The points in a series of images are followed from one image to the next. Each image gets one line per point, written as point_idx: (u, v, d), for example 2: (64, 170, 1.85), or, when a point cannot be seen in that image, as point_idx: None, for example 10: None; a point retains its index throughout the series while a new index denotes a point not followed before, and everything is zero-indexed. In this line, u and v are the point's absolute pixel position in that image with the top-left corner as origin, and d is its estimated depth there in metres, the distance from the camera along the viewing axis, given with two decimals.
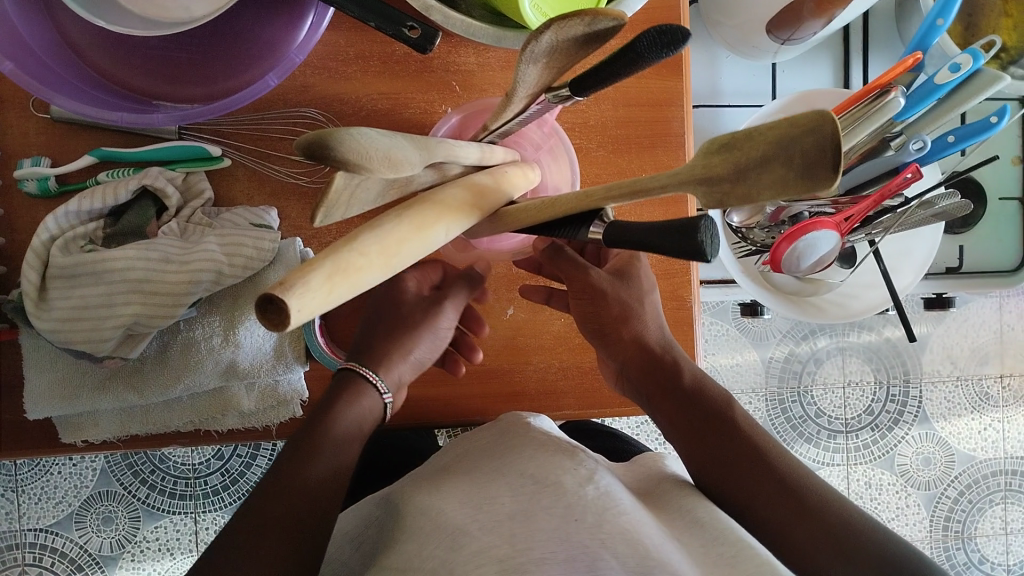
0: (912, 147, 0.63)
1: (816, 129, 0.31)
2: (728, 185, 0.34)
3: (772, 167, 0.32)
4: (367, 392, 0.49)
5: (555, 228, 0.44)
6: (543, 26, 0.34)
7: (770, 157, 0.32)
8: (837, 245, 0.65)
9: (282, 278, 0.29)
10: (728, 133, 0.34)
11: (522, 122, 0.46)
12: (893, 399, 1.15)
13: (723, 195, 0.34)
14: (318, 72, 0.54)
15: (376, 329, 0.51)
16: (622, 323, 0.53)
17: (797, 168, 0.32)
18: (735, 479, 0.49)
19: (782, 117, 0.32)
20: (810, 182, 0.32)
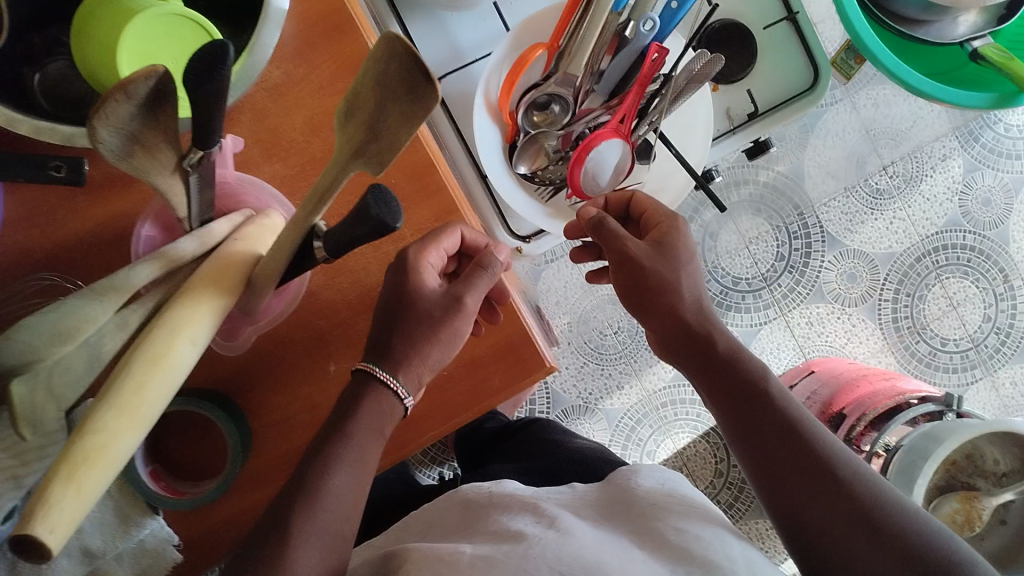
0: (644, 29, 0.59)
1: (394, 52, 0.33)
2: (373, 145, 0.36)
3: (390, 106, 0.35)
4: (387, 396, 0.50)
5: (295, 262, 0.44)
6: (87, 125, 0.33)
7: (382, 99, 0.35)
8: (626, 150, 0.64)
9: (23, 514, 0.32)
10: (344, 102, 0.36)
11: (209, 188, 0.45)
12: (796, 236, 1.15)
13: (377, 156, 0.36)
14: (29, 232, 0.51)
15: (393, 326, 0.51)
16: (657, 293, 0.57)
17: (403, 98, 0.34)
18: (751, 435, 0.52)
19: (366, 63, 0.34)
20: (419, 100, 0.33)
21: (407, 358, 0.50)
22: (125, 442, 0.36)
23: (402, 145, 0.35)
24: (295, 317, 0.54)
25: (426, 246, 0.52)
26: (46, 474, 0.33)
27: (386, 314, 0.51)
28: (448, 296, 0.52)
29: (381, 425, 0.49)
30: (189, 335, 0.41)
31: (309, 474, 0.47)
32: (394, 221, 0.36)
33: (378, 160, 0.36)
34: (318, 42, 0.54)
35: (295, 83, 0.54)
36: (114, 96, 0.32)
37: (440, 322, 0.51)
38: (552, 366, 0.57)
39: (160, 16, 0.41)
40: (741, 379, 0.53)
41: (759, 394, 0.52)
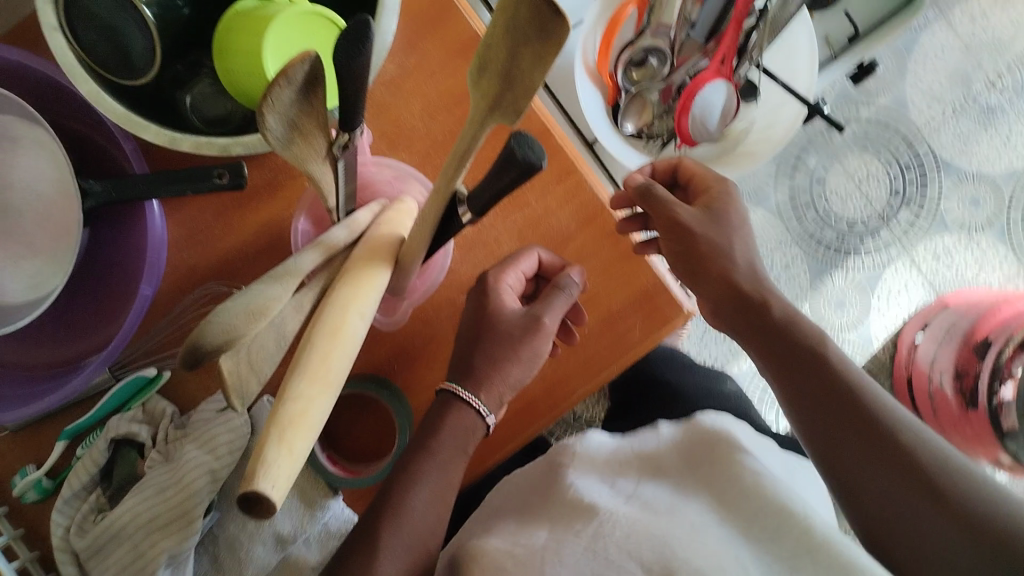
0: None
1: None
2: (510, 93, 0.38)
3: (522, 52, 0.36)
4: (463, 411, 0.51)
5: (440, 232, 0.47)
6: (257, 114, 0.36)
7: (515, 47, 0.36)
8: (732, 91, 0.64)
9: (246, 473, 0.34)
10: (477, 58, 0.38)
11: (351, 177, 0.48)
12: (908, 167, 1.11)
13: (513, 103, 0.38)
14: (192, 248, 0.55)
15: (477, 345, 0.52)
16: (709, 259, 0.55)
17: (535, 39, 0.35)
18: (844, 455, 0.47)
19: (495, 14, 0.36)
20: (550, 39, 0.35)
21: (485, 374, 0.51)
22: (319, 405, 0.38)
23: (536, 83, 0.37)
24: (439, 294, 0.57)
25: (502, 268, 0.54)
26: (258, 438, 0.36)
27: (472, 335, 0.53)
28: (528, 317, 0.53)
29: (463, 445, 0.51)
30: (357, 310, 0.44)
31: (395, 490, 0.50)
32: (539, 161, 0.38)
33: (514, 107, 0.38)
34: (424, 32, 0.56)
35: (410, 74, 0.56)
36: (278, 82, 0.35)
37: (520, 342, 0.52)
38: (690, 312, 0.57)
39: (294, 17, 0.43)
40: (820, 378, 0.49)
41: (846, 393, 0.48)
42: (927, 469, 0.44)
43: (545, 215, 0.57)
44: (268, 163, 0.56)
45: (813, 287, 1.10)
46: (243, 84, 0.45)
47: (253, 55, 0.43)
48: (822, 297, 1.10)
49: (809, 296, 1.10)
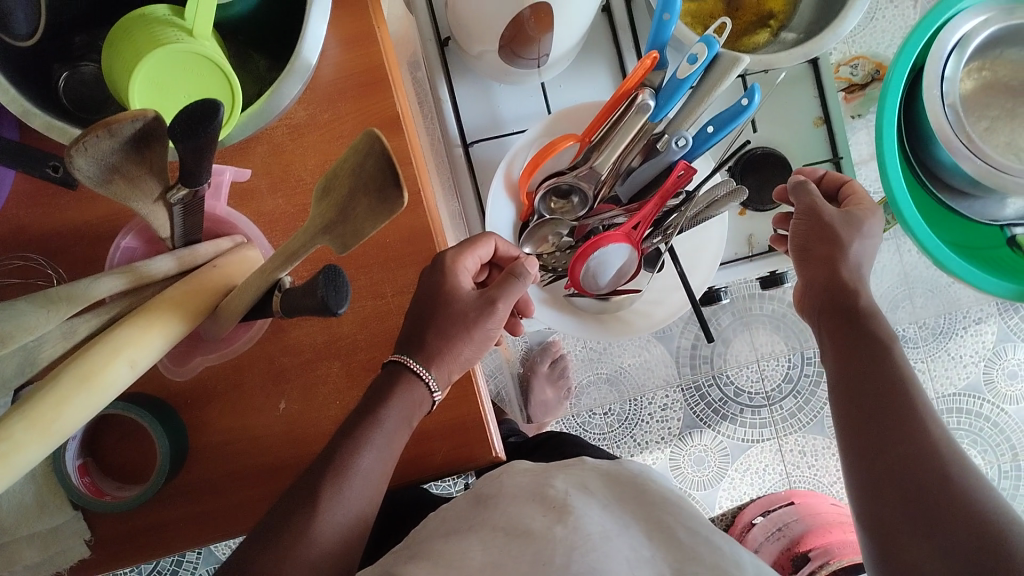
0: (676, 145, 0.59)
1: (370, 151, 0.33)
2: (341, 226, 0.36)
3: (359, 199, 0.35)
4: (415, 383, 0.49)
5: (259, 307, 0.45)
6: (65, 152, 0.33)
7: (354, 190, 0.35)
8: (631, 257, 0.64)
9: None
10: (324, 178, 0.37)
11: (197, 216, 0.46)
12: (810, 362, 1.11)
13: (343, 237, 0.37)
14: (30, 210, 0.53)
15: (427, 323, 0.50)
16: (826, 245, 0.59)
17: (372, 194, 0.34)
18: (900, 483, 0.47)
19: (348, 151, 0.35)
20: (387, 205, 0.34)
21: (441, 352, 0.50)
22: (29, 452, 0.37)
23: (365, 233, 0.36)
24: (259, 348, 0.54)
25: (461, 252, 0.53)
26: None
27: (421, 315, 0.51)
28: (482, 298, 0.52)
29: (411, 416, 0.49)
30: (131, 356, 0.41)
31: (329, 457, 0.46)
32: (337, 306, 0.36)
33: (343, 241, 0.37)
34: (349, 93, 0.55)
35: (317, 126, 0.54)
36: (93, 133, 0.33)
37: (474, 323, 0.51)
38: (496, 454, 0.56)
39: (180, 54, 0.41)
40: (880, 381, 0.52)
41: (904, 408, 0.50)
42: (945, 469, 0.46)
43: (397, 311, 0.55)
44: None
45: (679, 439, 1.11)
46: (117, 88, 0.44)
47: (127, 72, 0.41)
48: (684, 451, 1.11)
49: (672, 445, 1.11)
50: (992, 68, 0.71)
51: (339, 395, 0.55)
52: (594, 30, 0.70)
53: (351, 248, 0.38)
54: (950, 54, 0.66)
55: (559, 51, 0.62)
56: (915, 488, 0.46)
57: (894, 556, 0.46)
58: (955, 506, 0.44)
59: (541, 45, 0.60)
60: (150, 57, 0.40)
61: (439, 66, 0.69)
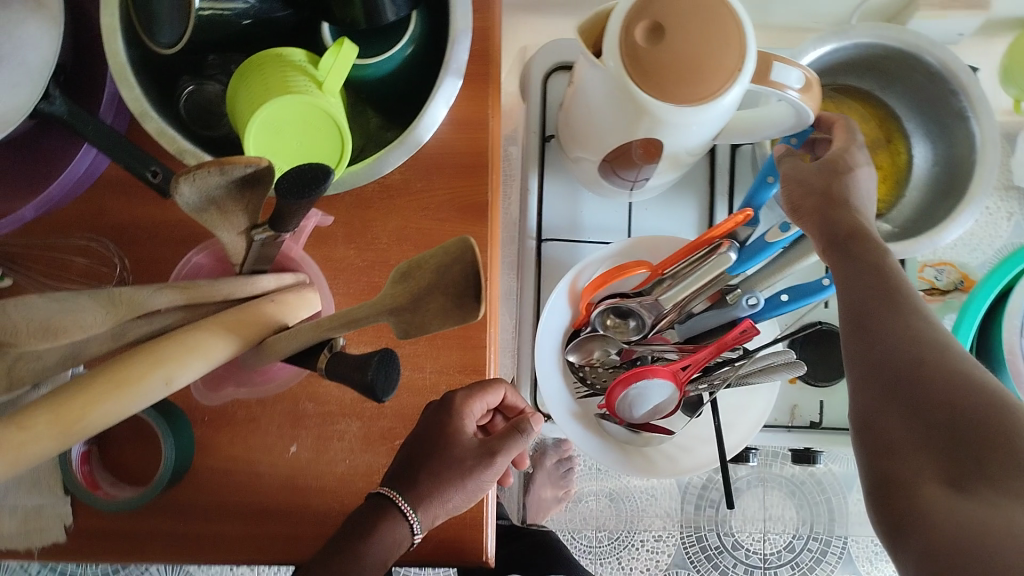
0: (747, 303, 0.60)
1: (461, 258, 0.34)
2: (408, 315, 0.36)
3: (435, 295, 0.35)
4: (398, 522, 0.47)
5: (302, 357, 0.45)
6: (174, 175, 0.34)
7: (432, 286, 0.35)
8: (673, 396, 0.63)
9: None
10: (407, 264, 0.37)
11: (271, 253, 0.46)
12: (816, 538, 1.08)
13: (407, 324, 0.37)
14: (117, 197, 0.54)
15: (422, 463, 0.49)
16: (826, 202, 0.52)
17: (450, 296, 0.34)
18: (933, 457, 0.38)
19: (440, 246, 0.35)
20: (460, 310, 0.34)
21: (431, 494, 0.48)
22: (45, 446, 0.36)
23: (431, 328, 0.36)
24: (288, 389, 0.54)
25: (473, 395, 0.52)
26: None
27: (423, 446, 0.50)
28: (483, 448, 0.51)
29: (389, 556, 0.46)
30: (168, 373, 0.41)
31: None
32: (383, 392, 0.36)
33: (405, 328, 0.37)
34: (447, 169, 0.55)
35: (407, 193, 0.55)
36: (209, 167, 0.34)
37: (470, 471, 0.50)
38: (486, 560, 0.55)
39: (307, 106, 0.42)
40: (888, 310, 0.44)
41: (919, 354, 0.41)
42: (927, 357, 0.41)
43: (429, 389, 0.55)
44: None
45: None
46: (237, 115, 0.45)
47: (251, 108, 0.42)
48: None
49: None
50: None
51: (350, 455, 0.54)
52: (694, 168, 0.71)
53: (410, 336, 0.37)
54: None
55: (657, 181, 0.63)
56: (899, 369, 0.41)
57: (877, 439, 0.41)
58: (949, 395, 0.39)
59: (642, 170, 0.61)
60: (276, 100, 0.41)
61: (537, 158, 0.70)
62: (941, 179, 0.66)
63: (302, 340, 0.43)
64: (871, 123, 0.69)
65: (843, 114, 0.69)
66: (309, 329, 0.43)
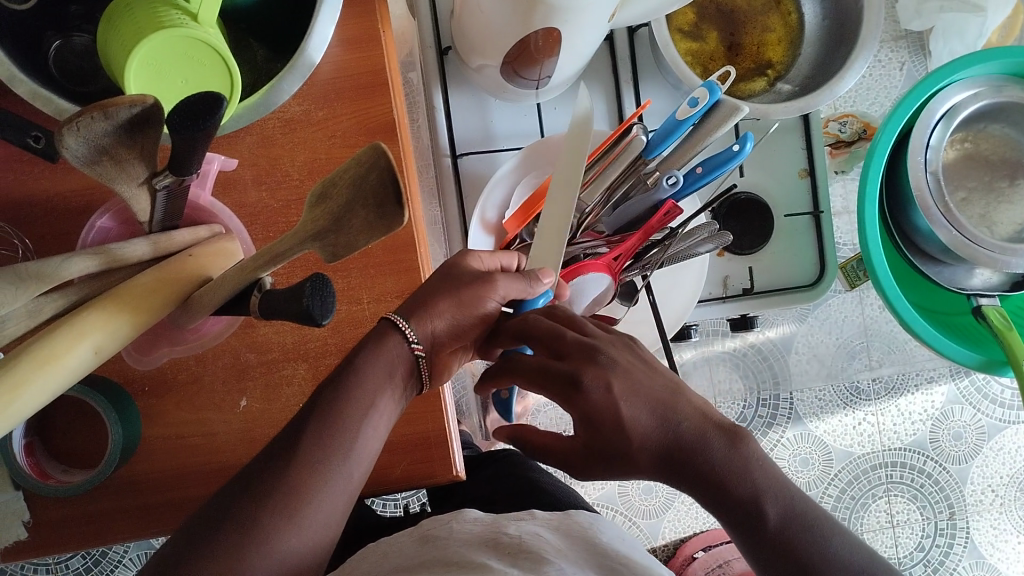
0: (667, 183, 0.60)
1: (374, 165, 0.33)
2: (333, 235, 0.36)
3: (356, 211, 0.34)
4: (392, 338, 0.49)
5: (234, 305, 0.44)
6: (57, 129, 0.32)
7: (351, 202, 0.34)
8: (610, 286, 0.64)
9: None
10: (320, 185, 0.36)
11: (179, 205, 0.45)
12: (764, 404, 1.10)
13: (333, 245, 0.36)
14: (4, 176, 0.51)
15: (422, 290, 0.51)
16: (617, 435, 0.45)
17: (372, 208, 0.34)
18: None
19: (351, 159, 0.34)
20: (384, 220, 0.33)
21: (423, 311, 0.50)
22: None
23: (359, 245, 0.36)
24: (225, 343, 0.53)
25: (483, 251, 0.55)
26: None
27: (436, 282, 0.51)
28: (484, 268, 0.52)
29: (389, 372, 0.48)
30: (96, 342, 0.40)
31: None
32: (321, 316, 0.35)
33: (331, 249, 0.36)
34: (346, 92, 0.54)
35: (309, 124, 0.54)
36: (91, 113, 0.32)
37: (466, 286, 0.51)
38: (457, 474, 0.56)
39: (182, 41, 0.40)
40: None
41: None
42: None
43: (371, 319, 0.54)
44: None
45: None
46: (113, 63, 0.42)
47: (124, 54, 0.40)
48: (633, 479, 1.12)
49: (622, 474, 1.12)
50: (974, 139, 0.73)
51: (303, 398, 0.54)
52: (596, 58, 0.70)
53: (341, 258, 0.37)
54: (937, 123, 0.68)
55: (560, 75, 0.62)
56: None
57: None
58: None
59: (543, 67, 0.60)
60: (148, 38, 0.39)
61: (437, 74, 0.68)
62: (832, 31, 0.67)
63: (226, 289, 0.42)
64: None
65: None
66: (232, 277, 0.42)
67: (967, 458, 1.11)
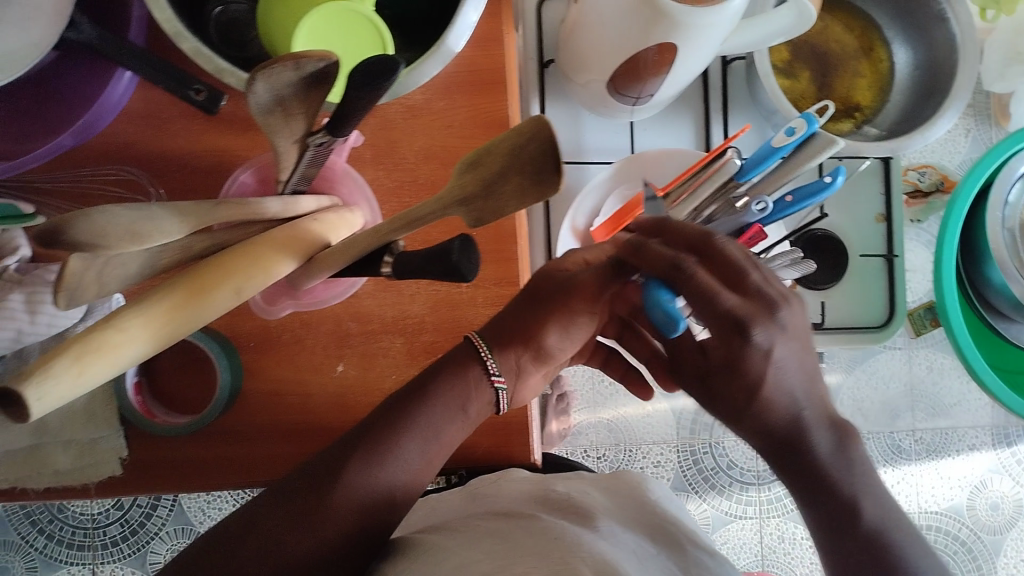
0: (757, 207, 0.62)
1: (537, 134, 0.36)
2: (482, 202, 0.39)
3: (510, 177, 0.37)
4: (471, 367, 0.51)
5: (360, 266, 0.47)
6: (250, 76, 0.35)
7: (507, 168, 0.37)
8: None
9: (23, 370, 0.33)
10: (475, 152, 0.39)
11: (315, 169, 0.48)
12: None
13: (479, 211, 0.39)
14: (143, 132, 0.54)
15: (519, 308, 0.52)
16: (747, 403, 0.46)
17: (529, 174, 0.36)
18: None
19: (512, 130, 0.37)
20: (540, 186, 0.36)
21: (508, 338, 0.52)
22: (135, 349, 0.37)
23: (506, 212, 0.38)
24: (329, 310, 0.56)
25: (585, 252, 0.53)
26: (58, 346, 0.35)
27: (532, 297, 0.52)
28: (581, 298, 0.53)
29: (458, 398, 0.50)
30: (235, 284, 0.43)
31: (395, 425, 0.48)
32: (468, 273, 0.38)
33: (477, 214, 0.39)
34: (468, 87, 0.57)
35: (430, 113, 0.57)
36: (284, 62, 0.35)
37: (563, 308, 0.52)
38: (534, 460, 0.58)
39: (346, 13, 0.43)
40: None
41: None
42: None
43: (467, 303, 0.57)
44: None
45: None
46: (276, 30, 0.46)
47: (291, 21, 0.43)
48: None
49: None
50: None
51: (397, 371, 0.56)
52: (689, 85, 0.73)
53: (482, 223, 0.40)
54: (1017, 180, 0.70)
55: (661, 96, 0.65)
56: None
57: None
58: None
59: (647, 86, 0.63)
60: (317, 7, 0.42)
61: (537, 86, 0.72)
62: (923, 81, 0.70)
63: (355, 250, 0.45)
64: (850, 34, 0.73)
65: (825, 27, 0.72)
66: (365, 239, 0.44)
67: (1003, 530, 1.10)
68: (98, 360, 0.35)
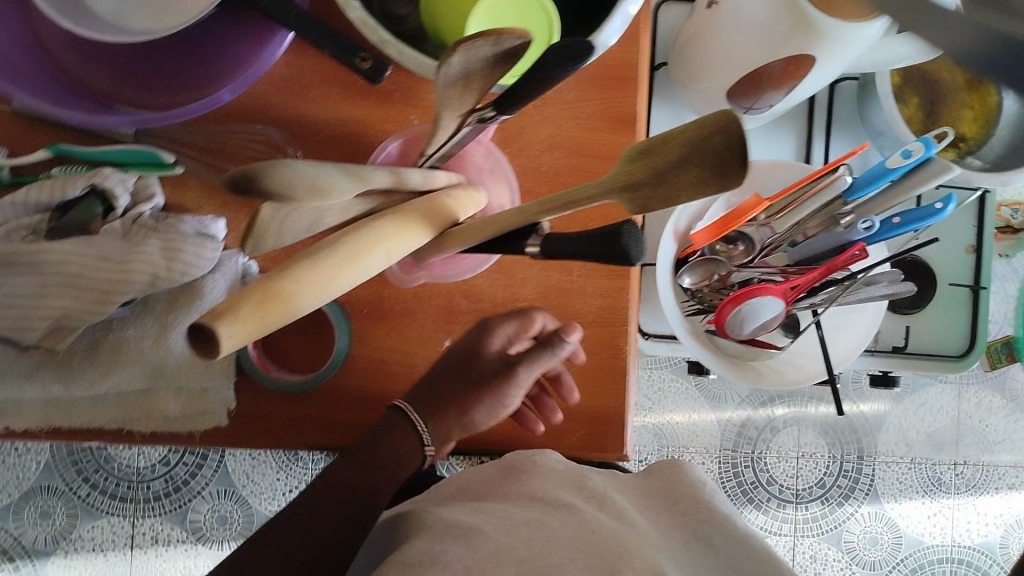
0: (861, 226, 0.64)
1: (725, 128, 0.36)
2: (650, 188, 0.39)
3: (688, 168, 0.37)
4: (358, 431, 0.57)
5: (498, 244, 0.47)
6: (452, 47, 0.36)
7: (685, 159, 0.38)
8: (782, 313, 0.67)
9: (213, 309, 0.32)
10: (647, 141, 0.39)
11: (460, 146, 0.48)
12: (846, 474, 1.11)
13: (645, 199, 0.40)
14: (280, 92, 0.55)
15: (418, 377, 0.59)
16: None
17: (710, 167, 0.37)
18: None
19: (693, 122, 0.38)
20: (721, 179, 0.37)
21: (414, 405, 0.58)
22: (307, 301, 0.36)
23: (676, 202, 0.39)
24: (443, 285, 0.57)
25: None
26: (241, 289, 0.34)
27: (445, 368, 0.58)
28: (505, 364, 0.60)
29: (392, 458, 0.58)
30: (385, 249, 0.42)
31: None
32: (636, 257, 0.39)
33: (643, 203, 0.40)
34: (599, 79, 0.57)
35: (561, 101, 0.57)
36: (487, 36, 0.36)
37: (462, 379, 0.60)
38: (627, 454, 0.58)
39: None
40: None
41: None
42: None
43: (577, 292, 0.57)
44: (397, 77, 0.55)
45: None
46: (445, 5, 0.46)
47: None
48: None
49: None
50: None
51: None
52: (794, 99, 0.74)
53: (645, 212, 0.40)
54: None
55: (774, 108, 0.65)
56: None
57: None
58: None
59: (765, 98, 0.63)
60: None
61: None
62: None
63: (500, 226, 0.45)
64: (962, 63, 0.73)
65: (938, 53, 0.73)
66: (512, 215, 0.44)
67: None
68: (276, 307, 0.34)
